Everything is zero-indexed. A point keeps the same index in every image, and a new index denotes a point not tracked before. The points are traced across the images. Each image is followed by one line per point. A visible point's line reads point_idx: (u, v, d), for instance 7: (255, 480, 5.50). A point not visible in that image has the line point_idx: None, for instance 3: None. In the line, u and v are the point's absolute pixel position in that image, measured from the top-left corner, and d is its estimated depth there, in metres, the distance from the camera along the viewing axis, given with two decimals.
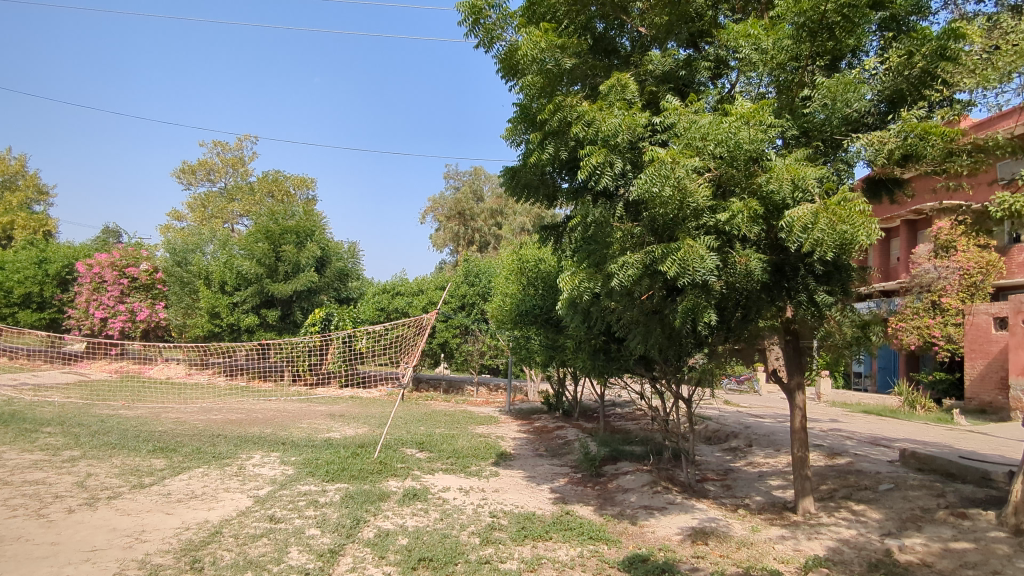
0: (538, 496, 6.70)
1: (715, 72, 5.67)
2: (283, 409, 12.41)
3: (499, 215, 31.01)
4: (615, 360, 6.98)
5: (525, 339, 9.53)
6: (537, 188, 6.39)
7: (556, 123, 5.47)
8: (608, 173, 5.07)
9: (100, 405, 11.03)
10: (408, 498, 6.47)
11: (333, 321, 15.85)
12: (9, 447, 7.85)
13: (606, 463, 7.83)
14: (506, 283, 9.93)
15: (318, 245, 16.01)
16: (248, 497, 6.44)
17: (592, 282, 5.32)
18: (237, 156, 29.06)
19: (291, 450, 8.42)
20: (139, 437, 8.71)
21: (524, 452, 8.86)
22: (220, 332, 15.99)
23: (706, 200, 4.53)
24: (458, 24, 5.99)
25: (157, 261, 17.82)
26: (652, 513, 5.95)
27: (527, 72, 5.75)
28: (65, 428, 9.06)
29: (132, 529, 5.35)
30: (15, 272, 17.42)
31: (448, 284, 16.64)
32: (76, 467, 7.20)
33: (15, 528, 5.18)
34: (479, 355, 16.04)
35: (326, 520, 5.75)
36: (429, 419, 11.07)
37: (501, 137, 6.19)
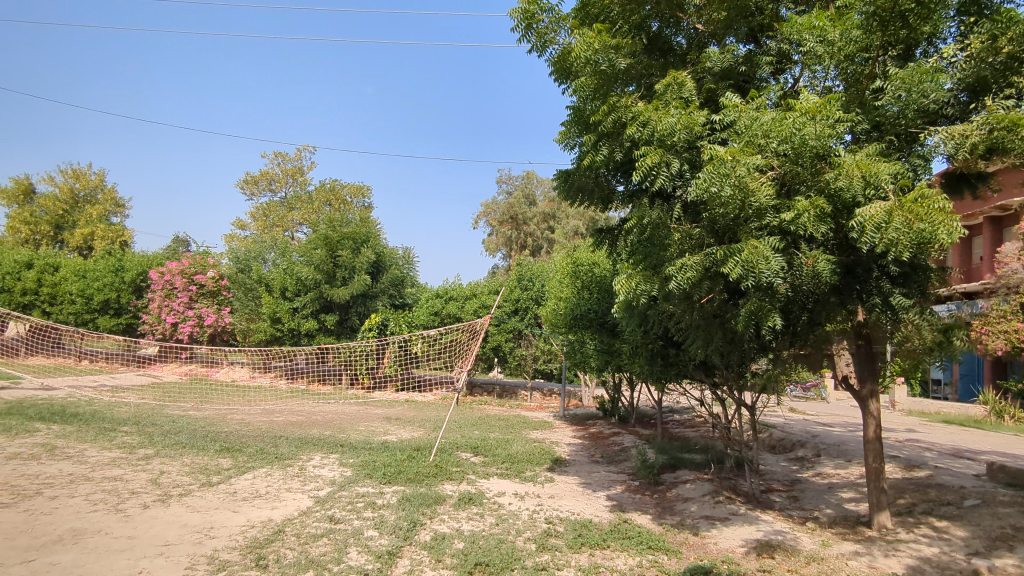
0: (594, 503, 6.59)
1: (777, 67, 5.41)
2: (341, 412, 12.72)
3: (552, 218, 30.94)
4: (673, 366, 6.81)
5: (579, 343, 9.44)
6: (592, 192, 6.30)
7: (610, 124, 5.39)
8: (664, 173, 4.96)
9: (170, 406, 11.57)
10: (464, 502, 6.49)
11: (389, 326, 16.16)
12: (90, 445, 8.33)
13: (665, 471, 7.65)
14: (559, 287, 9.87)
15: (373, 252, 16.37)
16: (309, 497, 6.61)
17: (648, 285, 5.20)
18: (296, 166, 30.11)
19: (350, 452, 8.61)
20: (207, 437, 9.09)
21: (579, 458, 8.76)
22: (281, 336, 16.53)
23: (769, 199, 4.36)
24: (510, 29, 5.99)
25: (223, 268, 18.63)
26: (713, 523, 5.76)
27: (580, 75, 5.70)
28: (140, 427, 9.54)
29: (202, 526, 5.57)
30: (95, 280, 18.56)
31: (502, 289, 16.68)
32: (150, 464, 7.57)
33: (95, 522, 5.47)
34: (532, 360, 16.07)
35: (384, 521, 5.84)
36: (484, 424, 11.10)
37: (554, 141, 6.14)
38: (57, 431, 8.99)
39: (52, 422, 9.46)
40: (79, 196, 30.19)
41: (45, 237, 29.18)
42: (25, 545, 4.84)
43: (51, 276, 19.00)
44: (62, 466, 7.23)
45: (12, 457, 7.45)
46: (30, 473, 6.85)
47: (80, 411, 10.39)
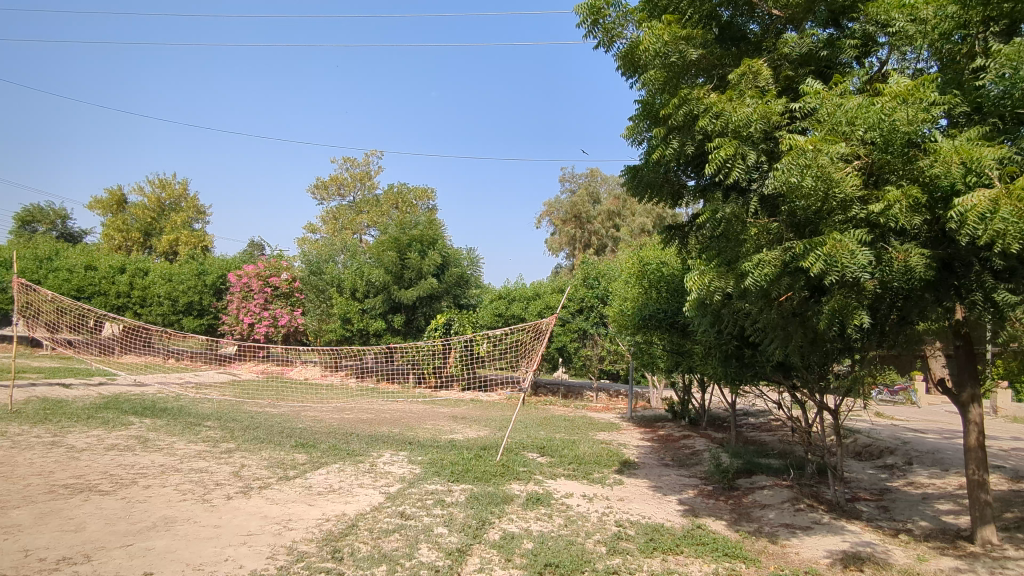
0: (665, 507, 6.42)
1: (863, 51, 5.14)
2: (408, 410, 12.99)
3: (617, 216, 30.63)
4: (748, 367, 6.55)
5: (647, 343, 9.25)
6: (660, 188, 6.14)
7: (681, 117, 5.26)
8: (740, 165, 4.78)
9: (249, 403, 12.13)
10: (532, 502, 6.47)
11: (454, 326, 16.38)
12: (179, 438, 8.84)
13: (740, 476, 7.38)
14: (625, 287, 9.72)
15: (439, 253, 16.62)
16: (380, 493, 6.76)
17: (723, 281, 5.00)
18: (364, 171, 31.03)
19: (418, 449, 8.75)
20: (284, 433, 9.47)
21: (649, 461, 8.57)
22: (351, 336, 17.04)
23: (855, 190, 4.13)
24: (576, 26, 5.94)
25: (296, 271, 19.42)
26: (794, 532, 5.50)
27: (649, 68, 5.59)
28: (222, 422, 10.05)
29: (281, 517, 5.79)
30: (181, 283, 19.73)
31: (566, 288, 16.60)
32: (233, 458, 7.95)
33: (185, 511, 5.79)
34: (598, 360, 15.91)
35: (454, 519, 5.89)
36: (550, 424, 11.04)
37: (622, 136, 6.03)
38: (149, 424, 9.59)
39: (144, 416, 10.10)
40: (166, 205, 32.17)
41: (135, 243, 31.23)
42: (124, 530, 5.17)
43: (141, 280, 20.31)
44: (154, 458, 7.69)
45: (110, 448, 7.99)
46: (126, 463, 7.32)
47: (168, 406, 11.05)
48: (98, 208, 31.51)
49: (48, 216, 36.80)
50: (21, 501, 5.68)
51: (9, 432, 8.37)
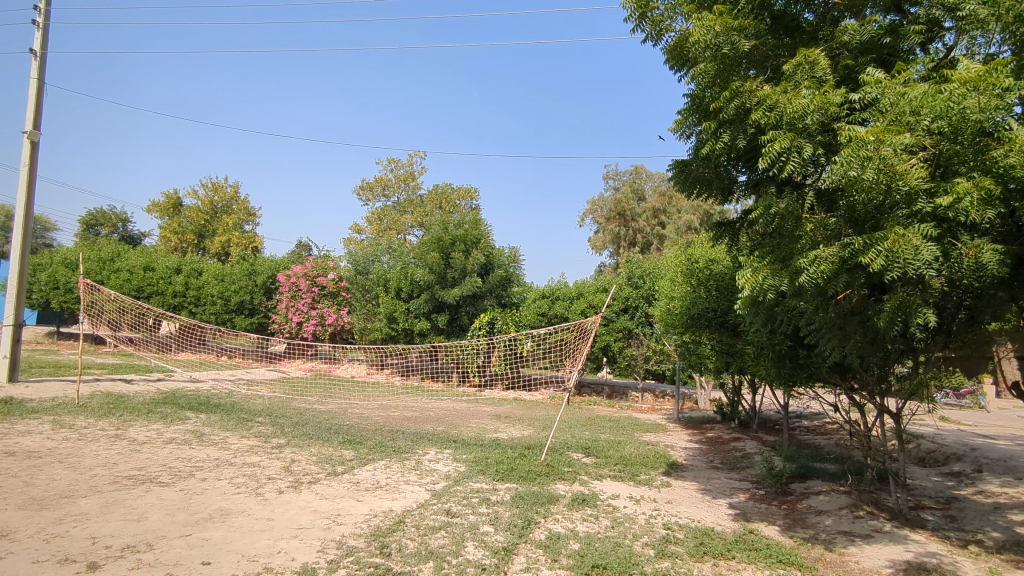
0: (715, 511, 6.27)
1: (927, 37, 4.90)
2: (453, 409, 13.08)
3: (662, 213, 30.26)
4: (803, 368, 6.33)
5: (695, 343, 9.07)
6: (709, 184, 6.01)
7: (732, 110, 5.14)
8: (795, 159, 4.63)
9: (298, 399, 12.44)
10: (578, 503, 6.41)
11: (497, 325, 16.47)
12: (232, 433, 9.12)
13: (794, 480, 7.15)
14: (672, 285, 9.56)
15: (482, 253, 16.69)
16: (426, 490, 6.82)
17: (777, 279, 4.83)
18: (408, 172, 31.48)
19: (463, 447, 8.80)
20: (332, 429, 9.67)
21: (697, 463, 8.40)
22: (396, 335, 17.31)
23: (921, 182, 3.94)
24: (623, 20, 5.85)
25: (342, 270, 19.82)
26: (853, 540, 5.30)
27: (699, 61, 5.47)
28: (273, 418, 10.32)
29: (330, 512, 5.90)
30: (233, 283, 20.40)
31: (611, 288, 16.46)
32: (284, 453, 8.17)
33: (240, 503, 5.96)
34: (644, 360, 15.69)
35: (499, 518, 5.89)
36: (594, 424, 10.94)
37: (669, 130, 5.92)
38: (205, 419, 9.93)
39: (200, 411, 10.47)
40: (218, 207, 33.31)
41: (190, 244, 32.46)
42: (183, 521, 5.36)
43: (196, 280, 21.06)
44: (210, 451, 7.96)
45: (168, 441, 8.31)
46: (184, 456, 7.59)
47: (222, 402, 11.43)
48: (156, 211, 32.85)
49: (110, 219, 38.60)
50: (88, 490, 5.95)
51: (77, 424, 8.80)
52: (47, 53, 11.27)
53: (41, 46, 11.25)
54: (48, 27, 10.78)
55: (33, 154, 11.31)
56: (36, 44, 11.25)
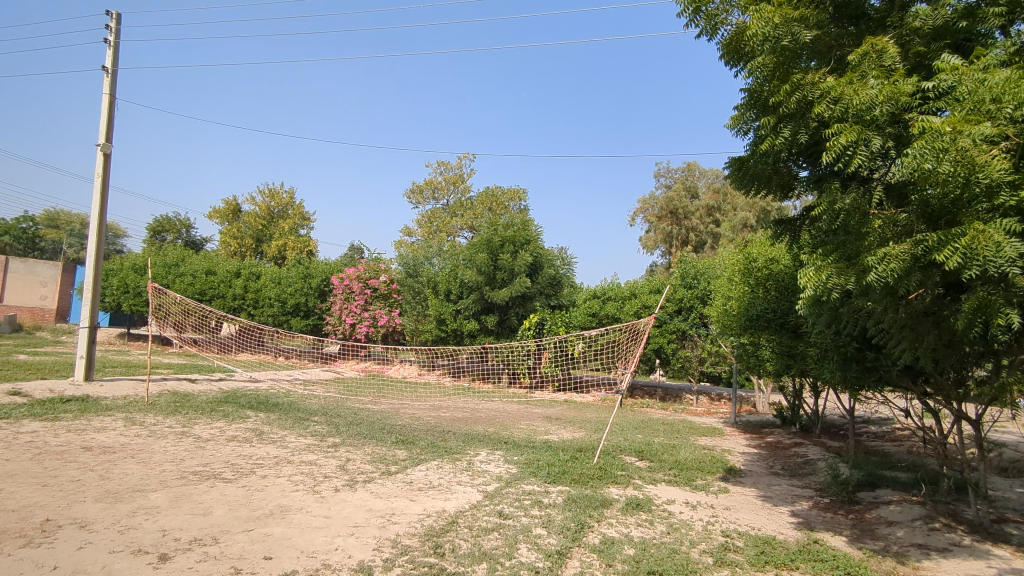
0: (777, 519, 6.05)
1: (1008, 19, 4.62)
2: (503, 410, 13.13)
3: (717, 211, 29.59)
4: (871, 371, 6.04)
5: (754, 345, 8.81)
6: (768, 180, 5.81)
7: (794, 104, 4.97)
8: (862, 152, 4.43)
9: (352, 399, 12.71)
10: (632, 507, 6.30)
11: (546, 325, 16.45)
12: (290, 431, 9.40)
13: (862, 489, 6.83)
14: (728, 285, 9.31)
15: (532, 253, 16.69)
16: (478, 491, 6.84)
17: (843, 278, 4.59)
18: (457, 174, 31.83)
19: (514, 449, 8.80)
20: (385, 429, 9.83)
21: (757, 469, 8.14)
22: (447, 337, 17.53)
23: (1004, 173, 3.67)
24: (677, 15, 5.73)
25: (393, 273, 20.18)
26: (929, 553, 5.01)
27: (757, 54, 5.32)
28: (328, 418, 10.58)
29: (385, 511, 5.98)
30: (289, 286, 21.05)
31: (663, 288, 16.21)
32: (339, 452, 8.35)
33: (299, 500, 6.12)
34: (698, 362, 15.35)
35: (552, 521, 5.85)
36: (647, 427, 10.76)
37: (725, 126, 5.76)
38: (264, 418, 10.26)
39: (259, 410, 10.82)
40: (275, 213, 34.47)
41: (249, 249, 33.68)
42: (246, 516, 5.54)
43: (254, 283, 21.83)
44: (269, 449, 8.22)
45: (230, 439, 8.62)
46: (245, 453, 7.87)
47: (280, 402, 11.79)
48: (217, 218, 34.22)
49: (175, 225, 40.50)
50: (158, 485, 6.23)
51: (146, 422, 9.24)
52: (118, 69, 11.90)
53: (113, 63, 11.88)
54: (119, 44, 11.39)
55: (106, 165, 11.95)
56: (108, 61, 11.89)
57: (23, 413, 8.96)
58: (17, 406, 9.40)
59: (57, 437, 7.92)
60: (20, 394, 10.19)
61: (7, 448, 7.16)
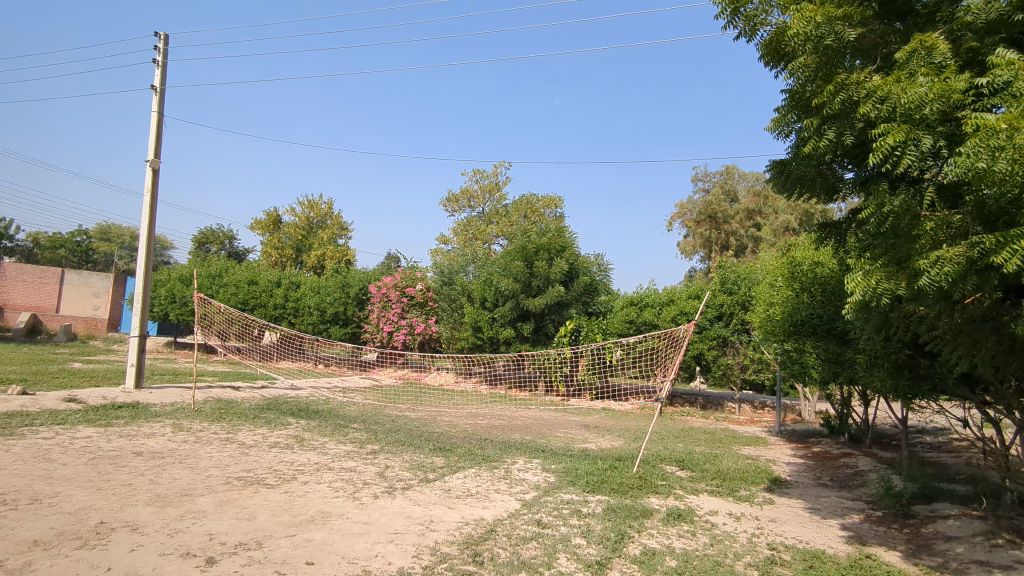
0: (826, 532, 5.85)
1: None
2: (541, 418, 13.08)
3: (757, 214, 28.99)
4: (924, 379, 5.81)
5: (798, 352, 8.56)
6: (812, 183, 5.66)
7: (838, 104, 4.84)
8: (912, 152, 4.28)
9: (391, 407, 12.85)
10: (673, 518, 6.18)
11: (583, 332, 16.37)
12: (330, 438, 9.55)
13: (917, 502, 6.56)
14: (771, 290, 9.09)
15: (567, 260, 16.63)
16: (516, 499, 6.81)
17: (894, 282, 4.42)
18: (492, 182, 31.97)
19: (552, 457, 8.73)
20: (423, 437, 9.88)
21: (804, 480, 7.89)
22: (482, 344, 17.63)
23: None
24: (714, 17, 5.64)
25: (430, 281, 20.35)
26: (990, 571, 4.77)
27: (799, 54, 5.22)
28: (367, 425, 10.70)
29: (423, 518, 6.00)
30: (328, 295, 21.46)
31: (703, 294, 15.94)
32: (378, 459, 8.43)
33: (339, 507, 6.20)
34: (740, 369, 15.01)
35: (591, 530, 5.78)
36: (687, 436, 10.55)
37: (766, 129, 5.64)
38: (305, 425, 10.44)
39: (300, 417, 11.02)
40: (314, 223, 35.25)
41: (289, 259, 34.42)
42: (289, 521, 5.63)
43: (294, 293, 22.31)
44: (310, 456, 8.35)
45: (273, 446, 8.80)
46: (287, 460, 8.01)
47: (320, 409, 11.99)
48: (258, 229, 35.13)
49: (218, 236, 41.76)
50: (204, 490, 6.39)
51: (193, 428, 9.50)
52: (166, 88, 12.36)
53: (161, 83, 12.35)
54: (166, 64, 11.83)
55: (155, 180, 12.41)
56: (157, 81, 12.36)
57: (78, 419, 9.32)
58: (72, 412, 9.79)
59: (110, 443, 8.21)
60: (75, 400, 10.61)
61: (64, 452, 7.45)
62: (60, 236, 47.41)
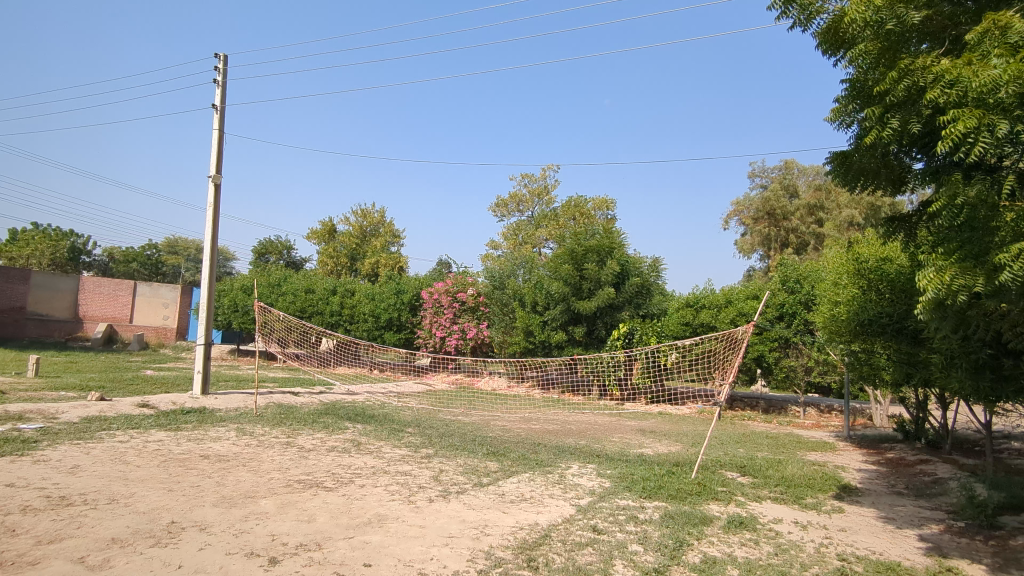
0: (901, 543, 5.51)
1: None
2: (594, 422, 12.93)
3: (819, 210, 27.90)
4: (1009, 382, 5.40)
5: (868, 353, 8.14)
6: (877, 175, 5.38)
7: (902, 91, 4.58)
8: (986, 138, 4.00)
9: (444, 411, 12.96)
10: (735, 525, 5.95)
11: (636, 335, 16.08)
12: (386, 442, 9.70)
13: (1004, 513, 6.10)
14: (836, 288, 8.71)
15: (618, 262, 16.42)
16: (571, 505, 6.71)
17: (970, 278, 4.12)
18: (542, 186, 31.97)
19: (606, 462, 8.59)
20: (477, 441, 9.91)
21: (876, 488, 7.48)
22: (534, 348, 17.68)
23: None
24: (768, 8, 5.46)
25: (480, 286, 20.45)
26: None
27: (858, 41, 4.99)
28: (421, 429, 10.82)
29: (477, 523, 5.99)
30: (382, 301, 21.90)
31: (762, 293, 15.43)
32: (433, 463, 8.50)
33: (395, 510, 6.26)
34: (804, 372, 14.44)
35: (649, 537, 5.63)
36: (749, 441, 10.19)
37: (825, 121, 5.40)
38: (361, 429, 10.65)
39: (357, 422, 11.24)
40: (367, 232, 36.12)
41: (344, 267, 35.35)
42: (347, 524, 5.72)
43: (349, 300, 22.84)
44: (367, 460, 8.49)
45: (331, 450, 9.00)
46: (345, 464, 8.17)
47: (376, 414, 12.20)
48: (315, 238, 36.22)
49: (277, 247, 43.35)
50: (266, 492, 6.59)
51: (256, 432, 9.84)
52: (226, 106, 12.90)
53: (221, 100, 12.91)
54: (225, 83, 12.35)
55: (217, 195, 12.97)
56: (217, 99, 12.93)
57: (150, 424, 9.80)
58: (146, 417, 10.30)
59: (179, 446, 8.59)
60: (148, 406, 11.18)
61: (138, 455, 7.84)
62: (133, 250, 50.29)
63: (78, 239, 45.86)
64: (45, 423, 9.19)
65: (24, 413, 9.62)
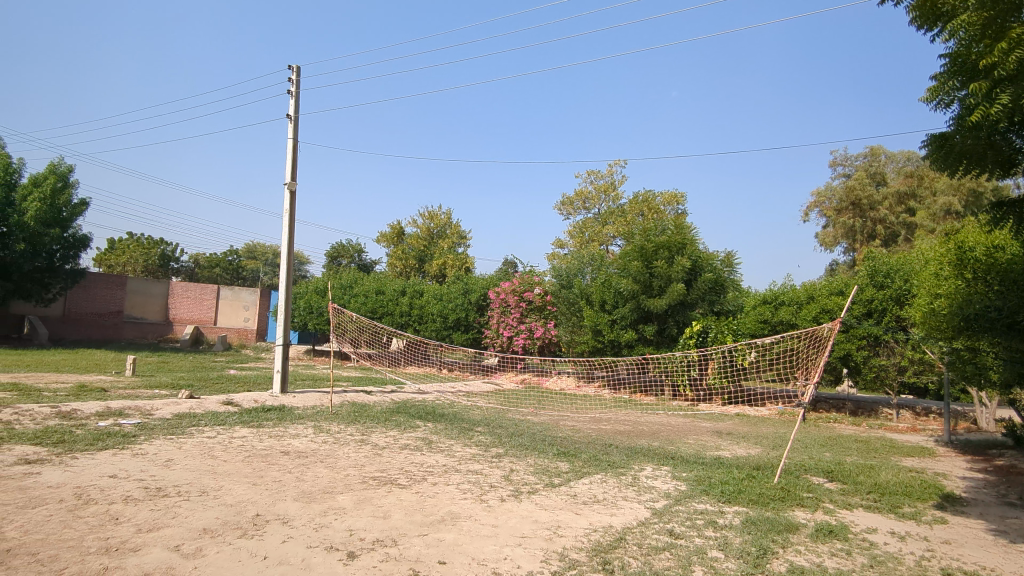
0: (1015, 558, 5.05)
1: None
2: (667, 422, 12.62)
3: (910, 198, 26.27)
4: None
5: (972, 351, 7.55)
6: (981, 158, 4.94)
7: (1013, 63, 4.18)
8: None
9: (514, 411, 12.97)
10: (824, 534, 5.64)
11: (710, 334, 15.63)
12: (458, 441, 9.81)
13: None
14: (935, 282, 8.15)
15: (689, 258, 15.98)
16: (646, 508, 6.55)
17: None
18: (608, 182, 31.50)
19: (681, 465, 8.35)
20: (547, 441, 9.86)
21: (984, 497, 6.91)
22: (604, 348, 17.46)
23: None
24: None
25: (547, 285, 20.41)
26: None
27: (960, 12, 4.63)
28: (491, 429, 10.87)
29: (550, 523, 5.95)
30: (450, 301, 22.21)
31: (847, 288, 14.69)
32: (503, 462, 8.50)
33: (468, 509, 6.30)
34: (897, 372, 13.42)
35: (730, 543, 5.40)
36: (835, 445, 9.65)
37: (921, 100, 5.00)
38: (433, 428, 10.80)
39: (428, 421, 11.40)
40: (434, 233, 36.80)
41: (413, 268, 36.16)
42: (421, 521, 5.80)
43: (418, 301, 23.29)
44: (438, 458, 8.61)
45: (404, 448, 9.17)
46: (418, 462, 8.30)
47: (447, 413, 12.36)
48: (384, 241, 37.20)
49: (348, 250, 44.82)
50: (343, 488, 6.77)
51: (332, 430, 10.17)
52: (299, 115, 13.42)
53: (295, 111, 13.44)
54: (298, 94, 12.85)
55: (292, 202, 13.51)
56: (291, 109, 13.46)
57: (235, 421, 10.30)
58: (230, 415, 10.86)
59: (262, 442, 8.99)
60: (232, 404, 11.77)
61: (225, 450, 8.26)
62: (216, 257, 53.43)
63: (167, 247, 48.99)
64: (142, 418, 9.85)
65: (124, 410, 10.32)
